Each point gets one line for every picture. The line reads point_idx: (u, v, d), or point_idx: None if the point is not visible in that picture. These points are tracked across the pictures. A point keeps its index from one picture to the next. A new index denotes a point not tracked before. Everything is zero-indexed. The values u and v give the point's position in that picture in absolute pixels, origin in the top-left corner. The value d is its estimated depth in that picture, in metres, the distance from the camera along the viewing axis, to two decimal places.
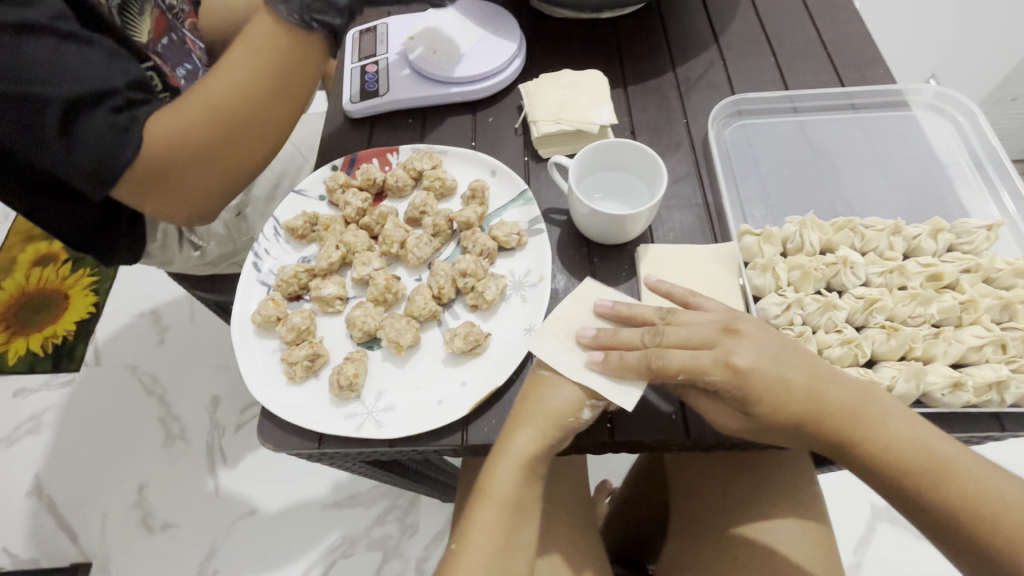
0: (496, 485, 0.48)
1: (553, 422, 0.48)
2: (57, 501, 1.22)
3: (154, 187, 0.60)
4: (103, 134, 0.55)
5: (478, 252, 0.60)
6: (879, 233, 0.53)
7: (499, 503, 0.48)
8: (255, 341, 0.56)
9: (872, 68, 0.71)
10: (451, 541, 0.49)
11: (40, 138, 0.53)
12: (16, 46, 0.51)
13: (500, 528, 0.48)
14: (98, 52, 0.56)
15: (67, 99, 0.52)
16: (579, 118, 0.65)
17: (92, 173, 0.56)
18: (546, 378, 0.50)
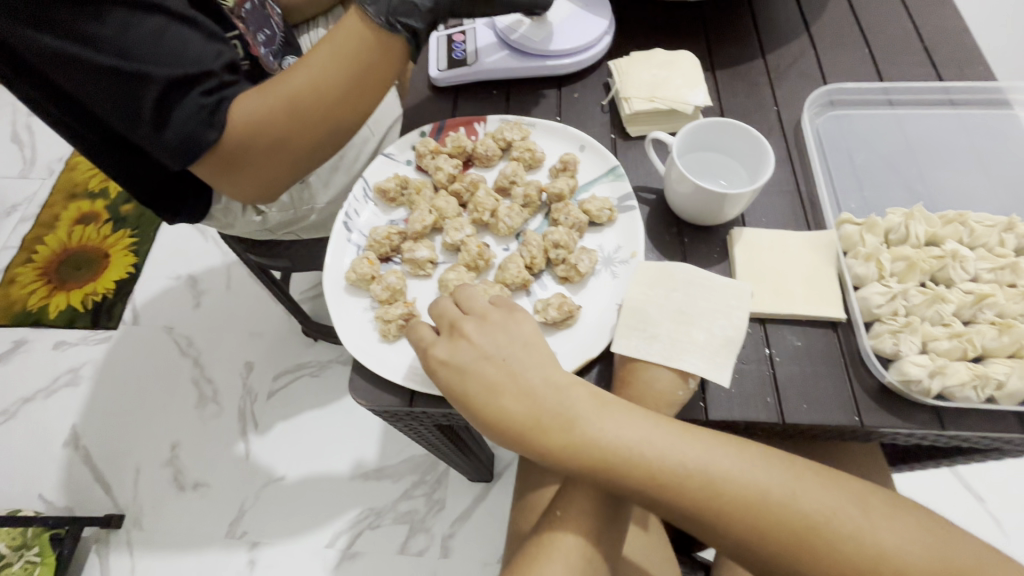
0: None
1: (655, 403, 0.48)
2: (92, 453, 1.25)
3: (228, 166, 0.63)
4: (193, 115, 0.58)
5: (570, 225, 0.59)
6: (989, 229, 0.53)
7: None
8: (348, 298, 0.57)
9: (971, 65, 0.69)
10: (553, 509, 0.48)
11: (133, 111, 0.57)
12: (125, 22, 0.54)
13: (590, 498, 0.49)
14: (199, 35, 0.59)
15: (166, 77, 0.56)
16: (674, 97, 0.64)
17: (177, 148, 0.59)
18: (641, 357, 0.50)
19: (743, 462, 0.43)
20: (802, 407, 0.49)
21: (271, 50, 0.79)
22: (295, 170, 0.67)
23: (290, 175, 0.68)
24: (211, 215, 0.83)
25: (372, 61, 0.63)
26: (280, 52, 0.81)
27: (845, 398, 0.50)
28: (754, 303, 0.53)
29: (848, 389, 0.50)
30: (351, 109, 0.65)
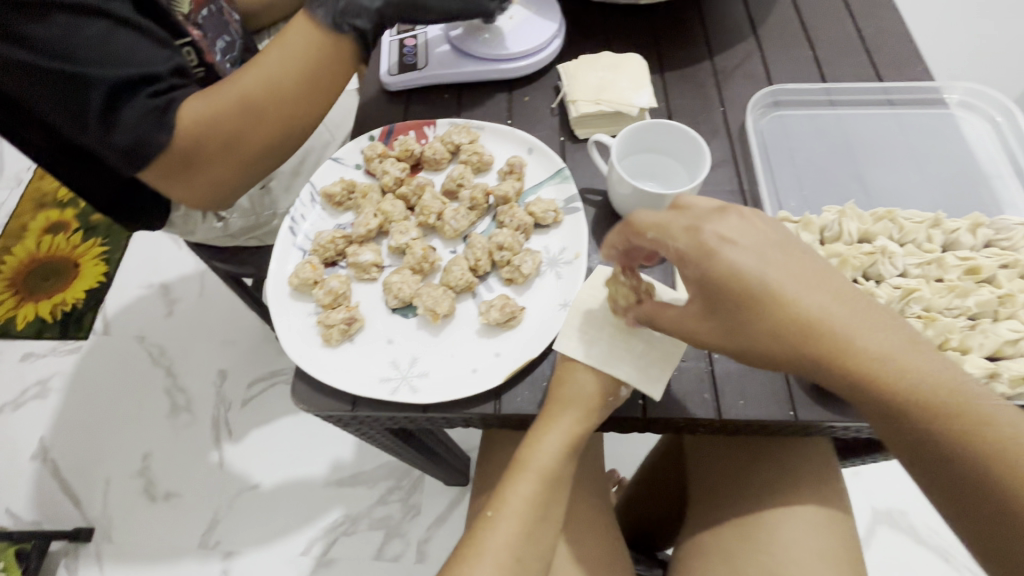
0: (534, 457, 0.49)
1: (593, 406, 0.49)
2: (61, 466, 1.22)
3: (178, 167, 0.59)
4: (142, 119, 0.55)
5: (515, 227, 0.60)
6: (917, 225, 0.54)
7: (536, 476, 0.49)
8: (292, 303, 0.57)
9: (910, 65, 0.71)
10: (485, 509, 0.50)
11: (78, 115, 0.53)
12: (68, 23, 0.51)
13: (532, 501, 0.49)
14: (145, 38, 0.56)
15: (111, 80, 0.52)
16: (618, 100, 0.65)
17: (125, 153, 0.56)
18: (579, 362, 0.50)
19: (889, 339, 0.41)
20: (738, 403, 0.50)
21: (227, 58, 0.78)
22: (248, 172, 0.64)
23: (242, 177, 0.65)
24: (171, 221, 0.80)
25: (324, 60, 0.63)
26: (237, 60, 0.81)
27: (780, 393, 0.50)
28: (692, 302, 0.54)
29: (784, 384, 0.51)
30: (303, 111, 0.63)
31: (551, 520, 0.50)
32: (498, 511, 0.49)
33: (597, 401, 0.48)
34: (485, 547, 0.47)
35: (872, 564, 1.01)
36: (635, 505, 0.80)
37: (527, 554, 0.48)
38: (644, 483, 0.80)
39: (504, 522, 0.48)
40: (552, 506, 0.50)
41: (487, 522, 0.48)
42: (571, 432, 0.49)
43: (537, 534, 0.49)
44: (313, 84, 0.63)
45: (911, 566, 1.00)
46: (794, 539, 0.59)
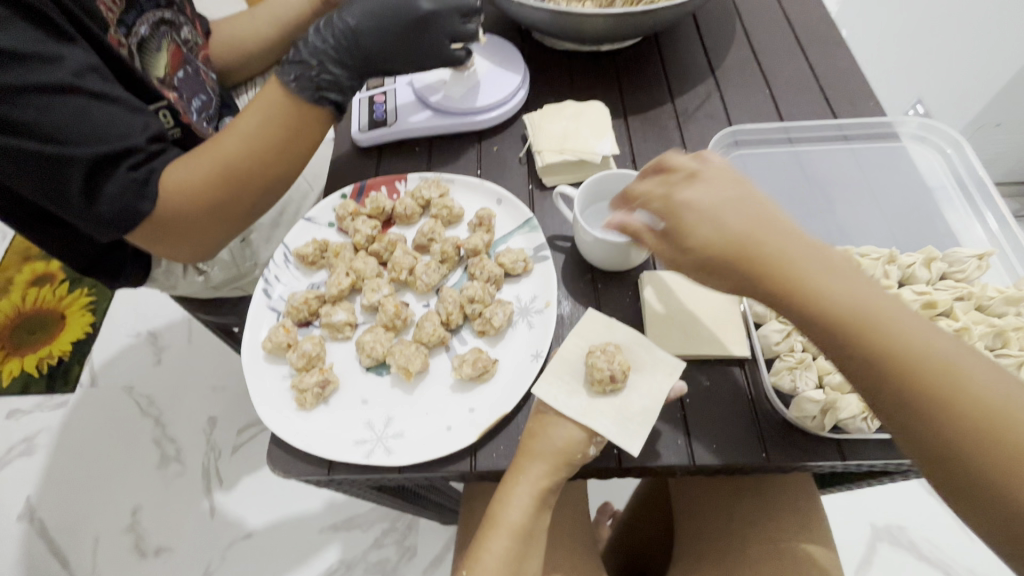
0: (508, 514, 0.49)
1: (563, 462, 0.49)
2: (48, 525, 1.20)
3: (166, 234, 0.61)
4: (123, 190, 0.55)
5: (485, 278, 0.61)
6: (874, 262, 0.56)
7: (511, 532, 0.49)
8: (267, 366, 0.57)
9: (861, 100, 0.74)
10: (462, 568, 0.50)
11: (61, 188, 0.54)
12: (44, 104, 0.51)
13: (509, 557, 0.49)
14: (122, 110, 0.57)
15: (93, 154, 0.53)
16: (582, 148, 0.67)
17: (110, 222, 0.56)
18: (551, 418, 0.50)
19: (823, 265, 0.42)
20: (711, 447, 0.51)
21: (204, 116, 0.79)
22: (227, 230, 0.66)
23: (222, 233, 0.66)
24: (152, 276, 0.79)
25: (299, 122, 0.64)
26: (214, 117, 0.82)
27: (752, 435, 0.51)
28: (664, 345, 0.55)
29: (756, 425, 0.51)
30: (281, 172, 0.66)
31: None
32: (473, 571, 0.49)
33: (565, 456, 0.49)
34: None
35: None
36: (627, 540, 0.80)
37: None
38: (635, 518, 0.80)
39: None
40: (527, 561, 0.50)
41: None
42: (540, 485, 0.49)
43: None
44: (289, 146, 0.65)
45: None
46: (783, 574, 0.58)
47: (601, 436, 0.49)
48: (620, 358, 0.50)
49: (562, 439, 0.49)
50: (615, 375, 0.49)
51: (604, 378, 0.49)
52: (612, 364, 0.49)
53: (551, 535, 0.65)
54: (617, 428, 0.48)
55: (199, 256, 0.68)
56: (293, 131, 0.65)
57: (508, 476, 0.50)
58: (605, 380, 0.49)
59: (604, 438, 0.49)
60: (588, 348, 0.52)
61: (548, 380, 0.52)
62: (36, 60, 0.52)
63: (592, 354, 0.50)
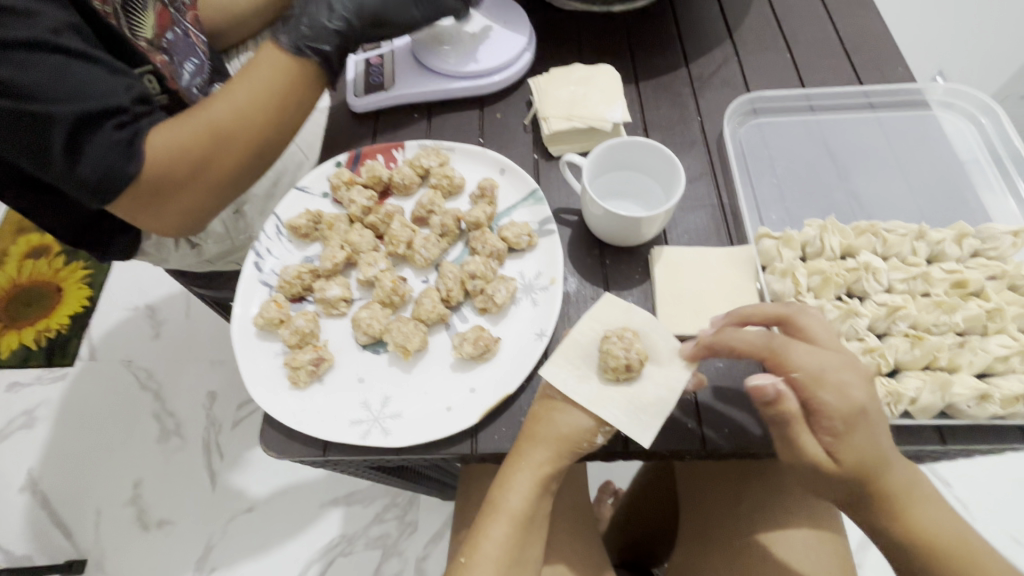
0: (509, 499, 0.47)
1: (566, 446, 0.47)
2: (51, 497, 1.20)
3: (152, 201, 0.57)
4: (107, 152, 0.52)
5: (488, 254, 0.57)
6: (901, 238, 0.52)
7: (512, 518, 0.47)
8: (258, 343, 0.55)
9: (890, 66, 0.69)
10: (461, 554, 0.48)
11: (39, 148, 0.50)
12: (20, 60, 0.47)
13: (510, 544, 0.47)
14: (103, 70, 0.53)
15: (74, 113, 0.49)
16: (590, 115, 0.63)
17: (94, 186, 0.53)
18: (556, 401, 0.48)
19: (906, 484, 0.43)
20: (723, 432, 0.48)
21: (197, 80, 0.75)
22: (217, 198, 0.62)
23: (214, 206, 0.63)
24: (142, 250, 0.76)
25: (293, 83, 0.60)
26: (208, 82, 0.78)
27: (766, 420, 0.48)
28: (675, 325, 0.52)
29: None
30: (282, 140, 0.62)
31: (530, 561, 0.49)
32: (472, 558, 0.47)
33: (571, 443, 0.47)
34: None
35: (874, 563, 1.00)
36: (630, 522, 0.78)
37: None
38: (638, 500, 0.78)
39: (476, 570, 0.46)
40: (528, 547, 0.48)
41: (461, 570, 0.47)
42: (542, 470, 0.47)
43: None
44: (283, 111, 0.60)
45: None
46: (792, 560, 0.56)
47: (608, 423, 0.47)
48: (639, 347, 0.47)
49: (567, 426, 0.47)
50: (632, 363, 0.46)
51: (619, 366, 0.46)
52: (628, 354, 0.46)
53: (554, 517, 0.63)
54: (628, 414, 0.46)
55: (192, 228, 0.64)
56: (287, 94, 0.60)
57: (509, 460, 0.48)
58: (619, 369, 0.46)
59: (612, 425, 0.47)
60: (604, 333, 0.49)
61: (553, 362, 0.49)
62: (8, 12, 0.47)
63: (610, 340, 0.47)
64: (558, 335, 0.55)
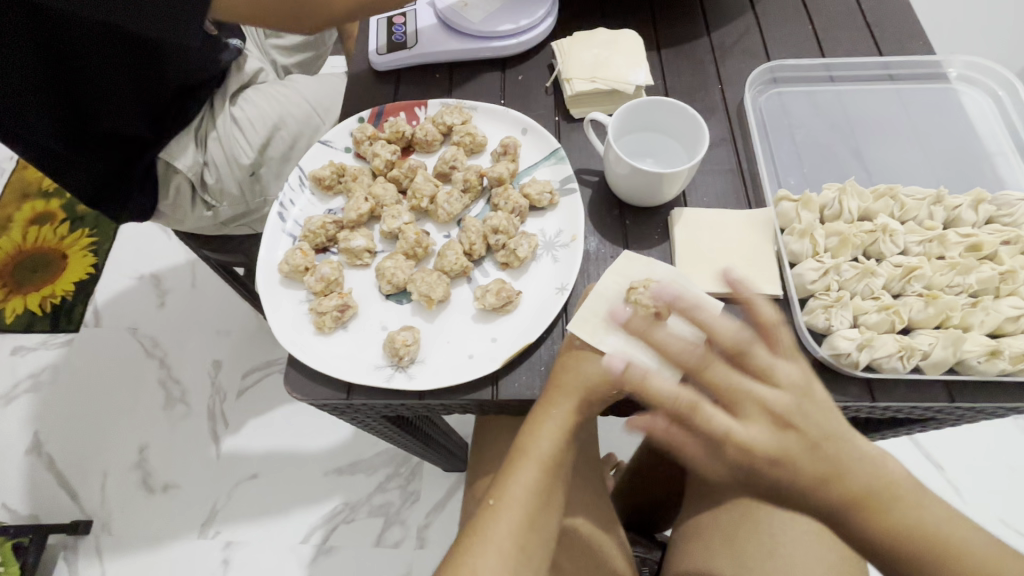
0: (537, 443, 0.48)
1: (593, 394, 0.48)
2: (56, 459, 1.21)
3: None
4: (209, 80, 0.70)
5: (510, 210, 0.58)
6: (918, 202, 0.54)
7: (541, 464, 0.48)
8: (283, 291, 0.56)
9: (911, 38, 0.69)
10: (487, 497, 0.48)
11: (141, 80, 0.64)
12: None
13: (539, 489, 0.48)
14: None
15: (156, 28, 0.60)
16: (614, 77, 0.64)
17: None
18: (580, 349, 0.49)
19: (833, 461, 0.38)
20: None
21: None
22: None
23: None
24: (160, 212, 0.78)
25: None
26: None
27: None
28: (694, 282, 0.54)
29: None
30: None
31: (556, 508, 0.50)
32: (501, 500, 0.47)
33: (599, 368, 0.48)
34: (489, 537, 0.46)
35: None
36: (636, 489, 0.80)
37: (532, 544, 0.46)
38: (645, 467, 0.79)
39: (505, 513, 0.46)
40: (556, 494, 0.49)
41: (490, 513, 0.47)
42: (572, 413, 0.48)
43: (540, 522, 0.47)
44: None
45: None
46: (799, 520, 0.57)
47: None
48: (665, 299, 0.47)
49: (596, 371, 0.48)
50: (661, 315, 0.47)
51: (650, 317, 0.47)
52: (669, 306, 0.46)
53: None
54: None
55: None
56: None
57: (538, 407, 0.49)
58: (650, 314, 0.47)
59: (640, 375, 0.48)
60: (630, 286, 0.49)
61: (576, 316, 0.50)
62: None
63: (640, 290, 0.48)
64: (578, 291, 0.56)
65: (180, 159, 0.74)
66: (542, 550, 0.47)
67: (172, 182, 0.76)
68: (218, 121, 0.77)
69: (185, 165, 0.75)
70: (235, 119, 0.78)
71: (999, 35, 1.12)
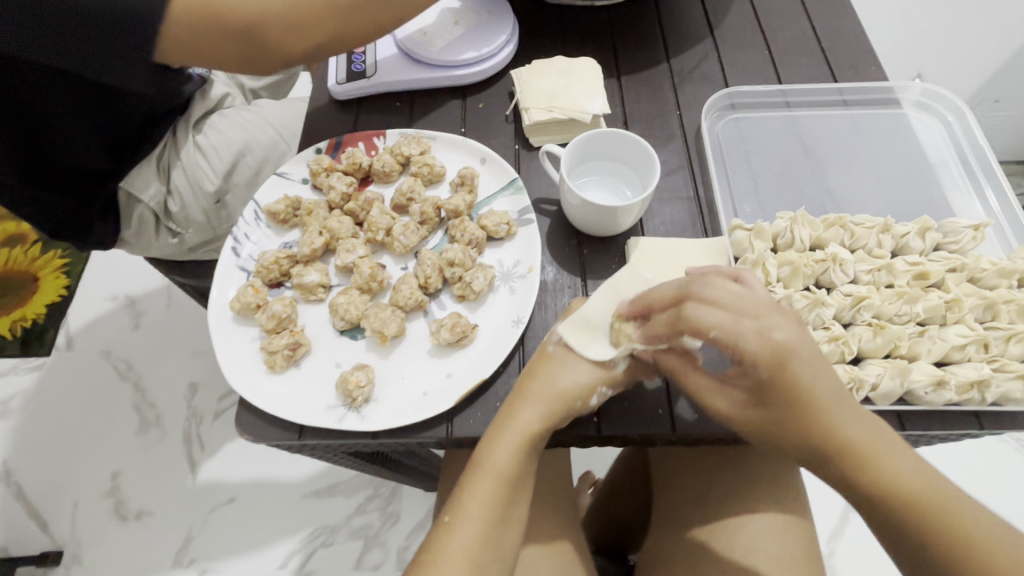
0: (495, 458, 0.46)
1: (564, 403, 0.47)
2: (26, 488, 1.18)
3: None
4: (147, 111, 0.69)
5: (466, 242, 0.58)
6: (868, 230, 0.54)
7: (498, 478, 0.46)
8: (234, 328, 0.55)
9: (864, 64, 0.70)
10: (443, 514, 0.46)
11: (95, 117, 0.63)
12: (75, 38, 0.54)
13: (493, 506, 0.45)
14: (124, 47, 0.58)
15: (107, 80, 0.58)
16: (571, 106, 0.64)
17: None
18: (553, 355, 0.50)
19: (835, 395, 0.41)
20: (693, 418, 0.50)
21: None
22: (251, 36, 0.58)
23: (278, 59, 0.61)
24: (124, 240, 0.77)
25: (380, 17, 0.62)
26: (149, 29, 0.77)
27: None
28: None
29: None
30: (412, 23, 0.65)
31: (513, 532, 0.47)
32: (456, 516, 0.45)
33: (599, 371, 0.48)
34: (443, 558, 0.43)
35: (845, 553, 0.99)
36: (609, 511, 0.79)
37: (488, 561, 0.44)
38: (616, 487, 0.79)
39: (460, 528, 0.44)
40: (515, 512, 0.47)
41: (443, 529, 0.45)
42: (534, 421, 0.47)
43: (495, 538, 0.45)
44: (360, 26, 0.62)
45: (884, 551, 0.99)
46: (761, 545, 0.57)
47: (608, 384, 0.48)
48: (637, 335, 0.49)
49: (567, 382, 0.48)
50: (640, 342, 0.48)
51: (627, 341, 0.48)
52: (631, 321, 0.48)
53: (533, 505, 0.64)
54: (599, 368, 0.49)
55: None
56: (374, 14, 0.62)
57: (499, 420, 0.48)
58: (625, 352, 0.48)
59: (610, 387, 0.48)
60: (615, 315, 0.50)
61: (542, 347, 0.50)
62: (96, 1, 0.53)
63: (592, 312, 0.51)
64: (536, 323, 0.56)
65: (142, 189, 0.74)
66: (499, 568, 0.45)
67: (134, 211, 0.75)
68: (180, 148, 0.76)
69: (146, 195, 0.74)
70: (199, 147, 0.76)
71: (958, 52, 1.15)
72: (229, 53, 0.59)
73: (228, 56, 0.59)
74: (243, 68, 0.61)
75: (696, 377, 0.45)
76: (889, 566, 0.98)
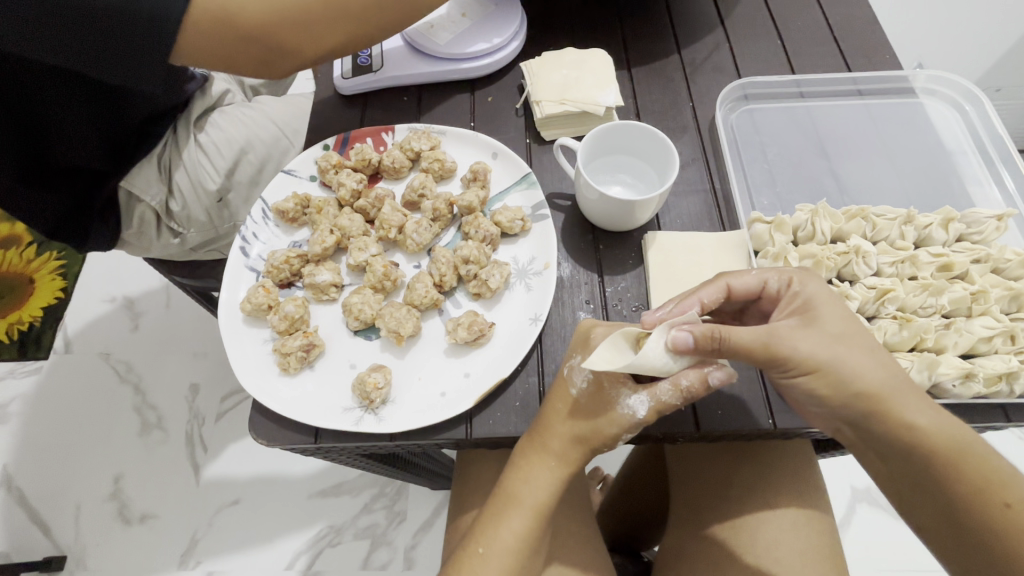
0: (525, 491, 0.47)
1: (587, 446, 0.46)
2: (27, 493, 1.16)
3: None
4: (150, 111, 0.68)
5: (481, 238, 0.57)
6: (890, 222, 0.54)
7: (528, 511, 0.47)
8: (245, 330, 0.53)
9: (878, 52, 0.69)
10: (476, 543, 0.47)
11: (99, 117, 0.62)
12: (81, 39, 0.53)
13: (526, 535, 0.47)
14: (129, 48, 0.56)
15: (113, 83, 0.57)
16: (584, 99, 0.63)
17: None
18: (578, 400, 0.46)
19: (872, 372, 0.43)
20: (717, 414, 0.50)
21: None
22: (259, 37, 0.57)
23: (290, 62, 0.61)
24: (124, 240, 0.75)
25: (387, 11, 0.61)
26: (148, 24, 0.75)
27: (756, 402, 0.50)
28: None
29: (763, 394, 0.50)
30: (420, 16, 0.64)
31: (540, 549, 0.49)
32: (491, 547, 0.46)
33: (597, 394, 0.46)
34: None
35: (854, 544, 0.99)
36: (623, 507, 0.79)
37: None
38: (630, 484, 0.78)
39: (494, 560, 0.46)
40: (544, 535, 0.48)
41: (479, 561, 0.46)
42: (567, 458, 0.47)
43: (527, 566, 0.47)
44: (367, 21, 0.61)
45: (893, 542, 0.99)
46: (781, 540, 0.57)
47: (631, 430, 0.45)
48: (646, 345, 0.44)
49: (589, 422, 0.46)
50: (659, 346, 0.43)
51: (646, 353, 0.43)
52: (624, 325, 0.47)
53: None
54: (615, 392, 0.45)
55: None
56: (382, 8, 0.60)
57: (529, 451, 0.47)
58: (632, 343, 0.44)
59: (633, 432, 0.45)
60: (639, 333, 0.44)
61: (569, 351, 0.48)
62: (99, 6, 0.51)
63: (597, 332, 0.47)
64: (553, 320, 0.55)
65: (143, 189, 0.72)
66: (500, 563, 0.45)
67: (135, 212, 0.73)
68: (183, 148, 0.74)
69: (148, 195, 0.72)
70: (201, 146, 0.75)
71: (961, 41, 1.14)
72: (243, 58, 0.58)
73: (238, 59, 0.58)
74: (253, 73, 0.61)
75: (729, 331, 0.41)
76: (899, 556, 0.98)
